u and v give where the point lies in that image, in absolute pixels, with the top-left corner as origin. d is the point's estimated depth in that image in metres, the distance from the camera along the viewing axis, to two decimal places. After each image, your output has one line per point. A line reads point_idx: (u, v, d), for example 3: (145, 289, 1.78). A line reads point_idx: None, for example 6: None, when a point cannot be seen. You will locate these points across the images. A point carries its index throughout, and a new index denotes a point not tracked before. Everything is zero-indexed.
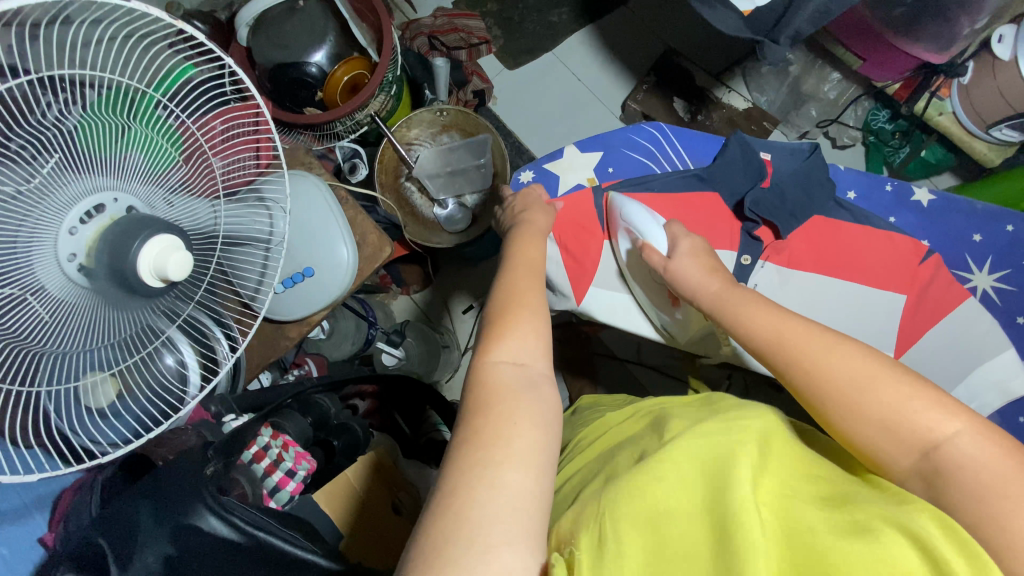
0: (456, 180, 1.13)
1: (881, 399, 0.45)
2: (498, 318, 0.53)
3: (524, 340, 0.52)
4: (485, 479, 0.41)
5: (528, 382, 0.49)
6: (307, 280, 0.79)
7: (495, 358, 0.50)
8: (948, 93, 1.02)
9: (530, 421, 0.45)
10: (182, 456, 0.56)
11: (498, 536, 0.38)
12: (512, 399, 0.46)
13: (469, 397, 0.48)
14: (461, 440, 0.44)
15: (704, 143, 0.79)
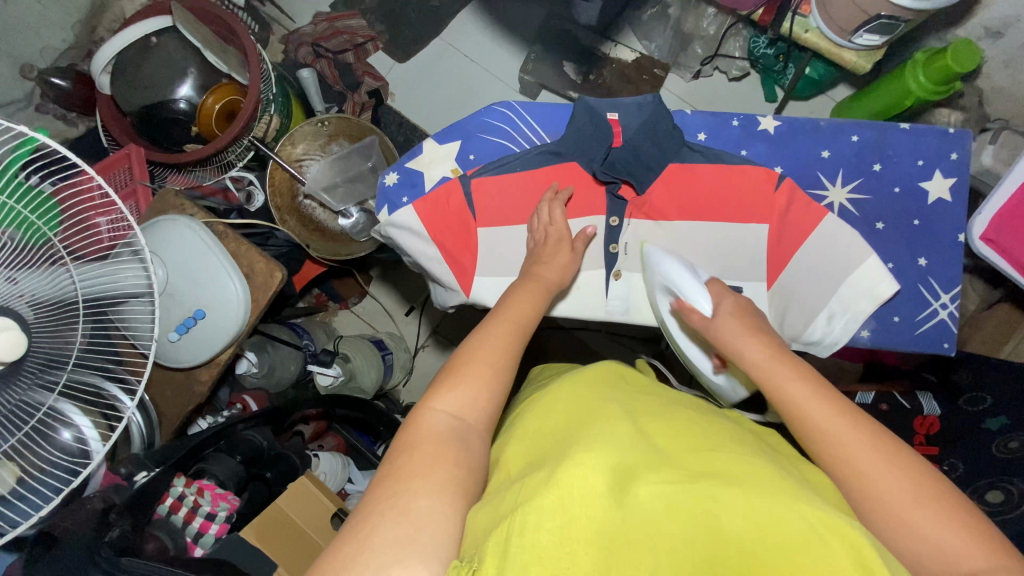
0: (356, 187, 1.09)
1: (880, 471, 0.48)
2: (450, 367, 0.54)
3: (468, 388, 0.52)
4: (396, 506, 0.43)
5: (463, 436, 0.49)
6: (200, 323, 0.78)
7: (437, 407, 0.50)
8: (809, 9, 1.04)
9: (454, 464, 0.46)
10: (80, 527, 0.56)
11: (391, 556, 0.39)
12: (441, 446, 0.47)
13: (403, 435, 0.49)
14: (383, 476, 0.46)
15: (557, 110, 0.80)
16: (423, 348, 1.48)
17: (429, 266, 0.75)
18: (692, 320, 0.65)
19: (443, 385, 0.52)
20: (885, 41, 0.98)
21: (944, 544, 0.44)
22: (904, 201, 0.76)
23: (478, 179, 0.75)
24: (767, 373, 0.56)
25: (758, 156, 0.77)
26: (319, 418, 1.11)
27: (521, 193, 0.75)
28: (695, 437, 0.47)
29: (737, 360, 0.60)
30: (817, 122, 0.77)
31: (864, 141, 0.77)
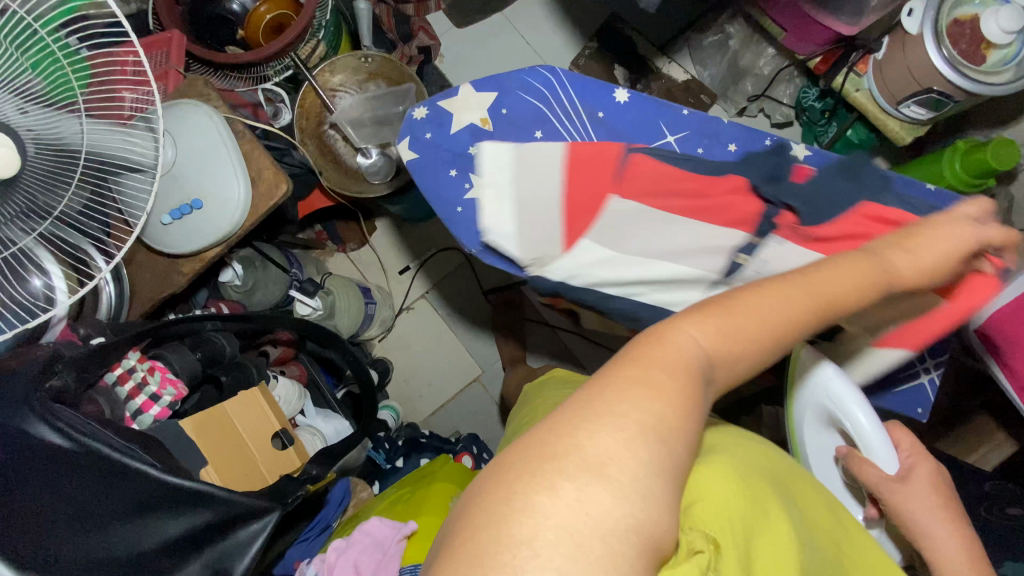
0: (383, 129, 1.10)
1: None
2: (722, 295, 0.43)
3: (719, 328, 0.41)
4: (581, 438, 0.36)
5: (695, 379, 0.39)
6: (196, 212, 0.78)
7: (690, 335, 0.40)
8: (865, 69, 1.03)
9: (682, 417, 0.38)
10: (27, 366, 0.55)
11: (580, 504, 0.33)
12: (672, 385, 0.38)
13: (643, 349, 0.40)
14: (593, 393, 0.38)
15: (598, 89, 0.80)
16: (408, 309, 1.49)
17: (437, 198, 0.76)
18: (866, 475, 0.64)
19: (705, 310, 0.42)
20: (931, 116, 0.98)
21: None
22: None
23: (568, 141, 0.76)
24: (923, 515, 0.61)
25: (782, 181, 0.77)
26: (288, 345, 1.11)
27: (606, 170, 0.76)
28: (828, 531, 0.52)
29: (927, 540, 0.60)
30: (845, 162, 0.76)
31: (885, 192, 0.76)
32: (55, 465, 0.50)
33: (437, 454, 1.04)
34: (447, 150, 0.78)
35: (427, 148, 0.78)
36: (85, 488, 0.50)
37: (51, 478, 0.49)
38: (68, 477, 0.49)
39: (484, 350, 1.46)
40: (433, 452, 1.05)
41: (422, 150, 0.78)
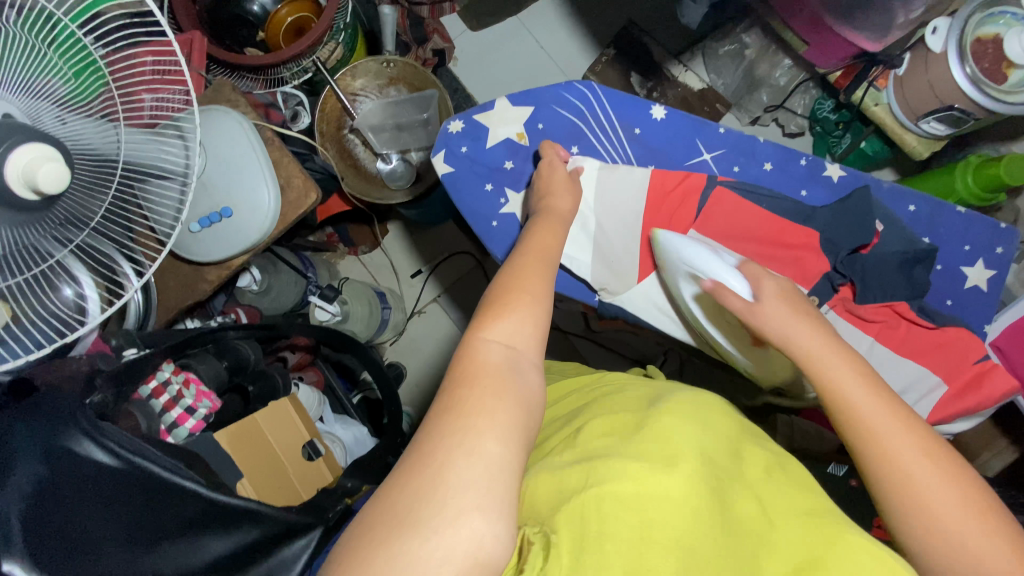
0: (402, 135, 1.10)
1: (946, 504, 0.47)
2: (496, 299, 0.57)
3: (517, 325, 0.55)
4: (462, 436, 0.45)
5: (516, 364, 0.52)
6: (225, 220, 0.77)
7: (487, 337, 0.53)
8: (885, 83, 1.05)
9: (511, 395, 0.49)
10: (66, 382, 0.55)
11: (467, 507, 0.41)
12: (497, 378, 0.50)
13: (462, 365, 0.51)
14: (440, 410, 0.48)
15: (633, 105, 0.81)
16: (419, 313, 1.49)
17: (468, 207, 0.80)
18: (731, 305, 0.63)
19: (491, 317, 0.55)
20: (950, 131, 1.00)
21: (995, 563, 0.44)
22: (943, 281, 0.77)
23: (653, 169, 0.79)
24: (837, 384, 0.54)
25: (814, 200, 0.79)
26: (305, 351, 1.11)
27: (684, 202, 0.77)
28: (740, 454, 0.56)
29: (841, 403, 0.53)
30: (880, 183, 0.77)
31: (919, 212, 0.77)
32: (99, 483, 0.49)
33: None
34: (482, 165, 0.81)
35: (462, 161, 0.80)
36: (135, 510, 0.49)
37: (100, 498, 0.48)
38: (112, 498, 0.48)
39: None
40: None
41: (456, 163, 0.81)
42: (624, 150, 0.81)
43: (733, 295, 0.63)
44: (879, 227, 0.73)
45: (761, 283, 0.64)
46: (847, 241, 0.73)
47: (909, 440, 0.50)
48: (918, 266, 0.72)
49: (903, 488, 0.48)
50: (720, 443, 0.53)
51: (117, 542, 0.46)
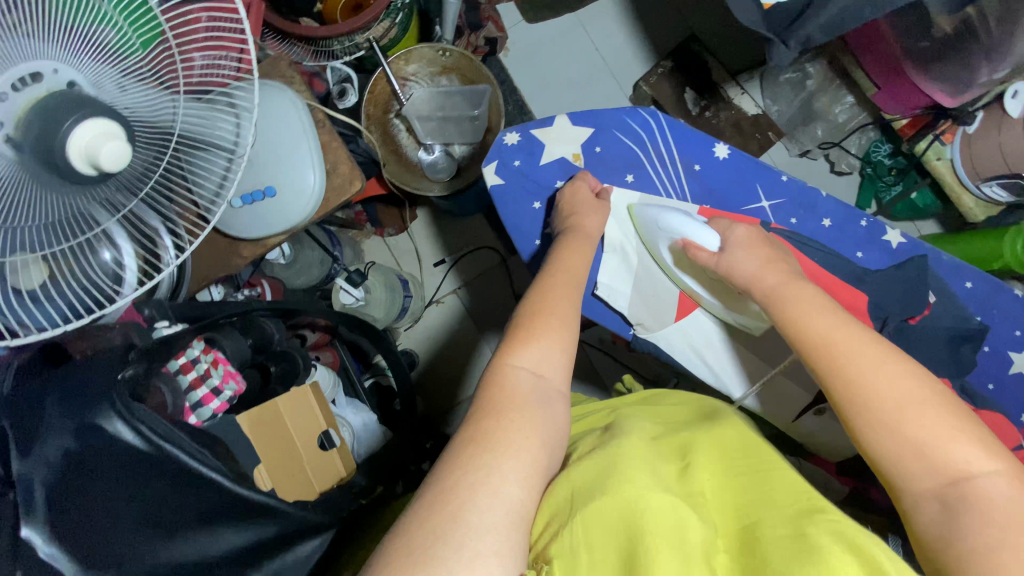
0: (448, 127, 1.08)
1: (922, 424, 0.49)
2: (523, 325, 0.60)
3: (545, 352, 0.58)
4: (483, 471, 0.47)
5: (540, 391, 0.55)
6: (269, 200, 0.76)
7: (515, 363, 0.56)
8: (950, 140, 1.02)
9: (532, 425, 0.52)
10: (102, 354, 0.54)
11: (486, 546, 0.42)
12: (521, 406, 0.53)
13: (488, 391, 0.54)
14: (467, 437, 0.50)
15: (697, 141, 0.79)
16: (437, 302, 1.48)
17: (512, 221, 0.79)
18: (701, 257, 0.70)
19: (518, 344, 0.58)
20: (1011, 201, 0.98)
21: (1001, 496, 0.45)
22: (989, 363, 0.74)
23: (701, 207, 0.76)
24: (800, 320, 0.59)
25: (870, 263, 0.75)
26: (325, 331, 1.10)
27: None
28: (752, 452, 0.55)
29: (804, 330, 0.59)
30: (940, 256, 0.75)
31: (975, 290, 0.75)
32: (129, 464, 0.49)
33: None
34: (533, 181, 0.80)
35: (513, 175, 0.79)
36: (160, 496, 0.49)
37: (124, 481, 0.48)
38: (137, 482, 0.48)
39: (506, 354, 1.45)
40: None
41: (507, 176, 0.80)
42: (681, 184, 0.79)
43: (703, 249, 0.70)
44: (931, 297, 0.71)
45: (735, 232, 0.71)
46: (897, 309, 0.69)
47: (867, 357, 0.54)
48: (965, 346, 0.68)
49: (895, 429, 0.49)
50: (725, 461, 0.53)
51: (136, 527, 0.47)
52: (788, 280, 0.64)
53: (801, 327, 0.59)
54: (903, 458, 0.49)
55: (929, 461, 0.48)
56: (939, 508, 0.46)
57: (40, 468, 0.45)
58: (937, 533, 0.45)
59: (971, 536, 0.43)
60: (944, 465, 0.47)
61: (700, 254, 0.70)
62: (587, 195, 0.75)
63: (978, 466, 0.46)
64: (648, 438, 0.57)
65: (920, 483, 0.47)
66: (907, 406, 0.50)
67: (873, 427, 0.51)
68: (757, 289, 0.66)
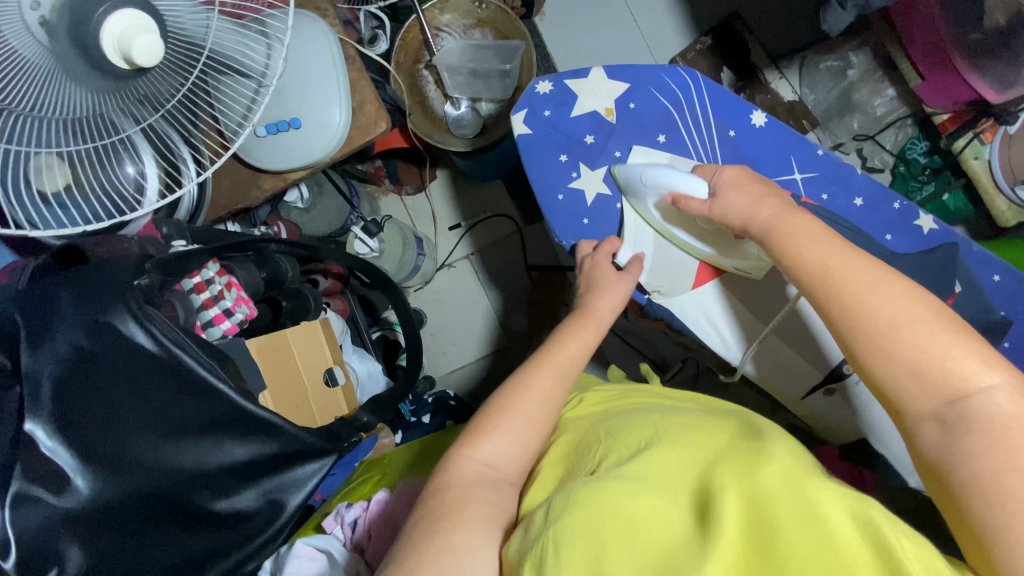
0: (476, 82, 1.06)
1: (914, 344, 0.47)
2: (483, 415, 0.59)
3: (503, 435, 0.57)
4: (438, 544, 0.47)
5: (495, 485, 0.54)
6: (293, 132, 0.75)
7: (474, 455, 0.55)
8: (990, 139, 0.99)
9: (490, 506, 0.51)
10: (119, 258, 0.55)
11: None
12: (477, 491, 0.52)
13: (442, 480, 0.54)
14: (425, 520, 0.50)
15: (733, 106, 0.79)
16: (449, 266, 1.47)
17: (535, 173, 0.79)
18: (692, 207, 0.68)
19: (473, 436, 0.57)
20: None
21: (1009, 411, 0.43)
22: (1010, 359, 0.71)
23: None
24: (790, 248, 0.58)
25: (899, 247, 0.74)
26: (337, 279, 1.10)
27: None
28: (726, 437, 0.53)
29: (792, 260, 0.58)
30: (970, 246, 0.73)
31: (1003, 284, 0.72)
32: (143, 363, 0.50)
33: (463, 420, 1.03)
34: (562, 133, 0.80)
35: (542, 124, 0.79)
36: (166, 400, 0.51)
37: (130, 382, 0.50)
38: (152, 379, 0.50)
39: (513, 323, 1.45)
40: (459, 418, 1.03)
41: (535, 126, 0.80)
42: (712, 149, 0.78)
43: (691, 199, 0.68)
44: (957, 287, 0.69)
45: (722, 174, 0.68)
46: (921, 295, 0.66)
47: (861, 279, 0.52)
48: (987, 337, 0.66)
49: (886, 352, 0.48)
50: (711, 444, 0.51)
51: (143, 431, 0.50)
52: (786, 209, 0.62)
53: (793, 262, 0.58)
54: (900, 380, 0.47)
55: (922, 379, 0.46)
56: (938, 427, 0.45)
57: (50, 362, 0.47)
58: (938, 454, 0.45)
59: (974, 459, 0.43)
60: (938, 384, 0.46)
61: (690, 204, 0.68)
62: (608, 271, 0.73)
63: (979, 380, 0.45)
64: (642, 429, 0.55)
65: (918, 403, 0.46)
66: (900, 324, 0.48)
67: (864, 356, 0.50)
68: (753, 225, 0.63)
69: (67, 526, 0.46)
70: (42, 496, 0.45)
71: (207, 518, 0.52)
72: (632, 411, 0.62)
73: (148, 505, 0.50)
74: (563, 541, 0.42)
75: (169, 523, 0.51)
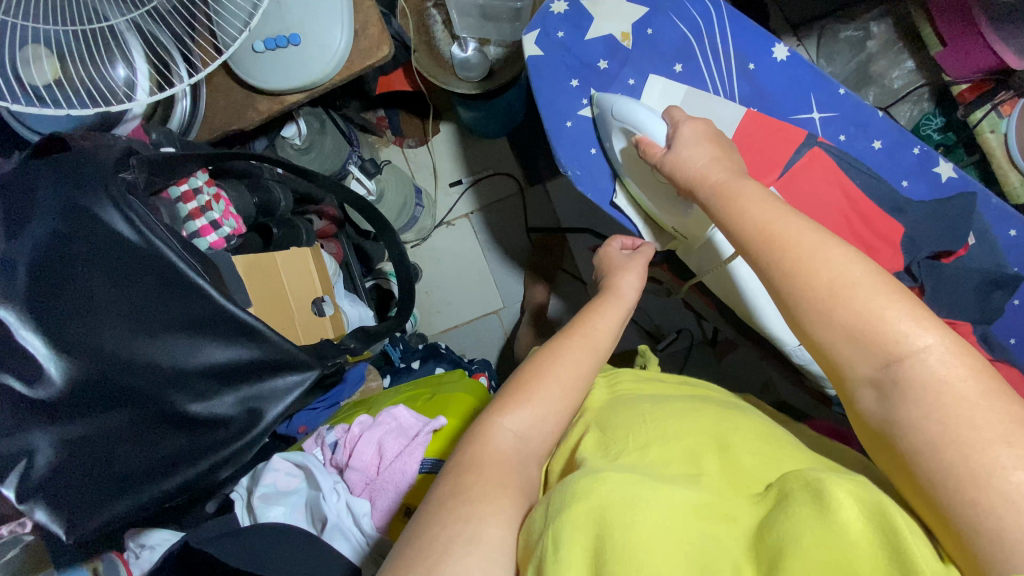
0: (487, 24, 1.02)
1: (880, 300, 0.40)
2: (516, 384, 0.52)
3: (533, 412, 0.49)
4: (467, 531, 0.40)
5: (526, 463, 0.47)
6: (293, 47, 0.73)
7: (503, 425, 0.48)
8: (1008, 111, 0.96)
9: (517, 490, 0.44)
10: (98, 150, 0.52)
11: None
12: (503, 470, 0.45)
13: (462, 453, 0.47)
14: (441, 496, 0.43)
15: (753, 37, 0.77)
16: (447, 224, 1.44)
17: (548, 100, 0.76)
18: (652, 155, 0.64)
19: (510, 401, 0.50)
20: None
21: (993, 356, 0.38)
22: (1014, 319, 0.71)
23: (748, 110, 0.74)
24: (738, 211, 0.50)
25: (913, 194, 0.75)
26: (332, 221, 1.08)
27: (776, 148, 0.72)
28: (744, 426, 0.48)
29: (733, 216, 0.50)
30: (988, 198, 0.72)
31: (1019, 240, 0.72)
32: (122, 252, 0.49)
33: (454, 368, 1.02)
34: (574, 58, 0.77)
35: (554, 47, 0.77)
36: (148, 297, 0.49)
37: (107, 271, 0.48)
38: (123, 268, 0.49)
39: (508, 286, 1.42)
40: (449, 365, 1.02)
41: (547, 48, 0.77)
42: (731, 83, 0.77)
43: (653, 145, 0.64)
44: (969, 240, 0.69)
45: (680, 125, 0.63)
46: (930, 244, 0.67)
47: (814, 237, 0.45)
48: (992, 295, 0.66)
49: (827, 318, 0.42)
50: (732, 433, 0.46)
51: (116, 321, 0.48)
52: (732, 180, 0.54)
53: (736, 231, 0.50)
54: (838, 346, 0.41)
55: (864, 347, 0.40)
56: (875, 394, 0.40)
57: (28, 248, 0.47)
58: (880, 422, 0.39)
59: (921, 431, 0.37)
60: (876, 346, 0.39)
61: (650, 149, 0.64)
62: (616, 254, 0.70)
63: (914, 341, 0.39)
64: (631, 420, 0.48)
65: (855, 368, 0.41)
66: (878, 274, 0.42)
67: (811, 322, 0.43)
68: (698, 191, 0.56)
69: (43, 427, 0.46)
70: (13, 390, 0.46)
71: (186, 422, 0.51)
72: (619, 400, 0.55)
73: (123, 414, 0.49)
74: (557, 538, 0.35)
75: (147, 431, 0.50)
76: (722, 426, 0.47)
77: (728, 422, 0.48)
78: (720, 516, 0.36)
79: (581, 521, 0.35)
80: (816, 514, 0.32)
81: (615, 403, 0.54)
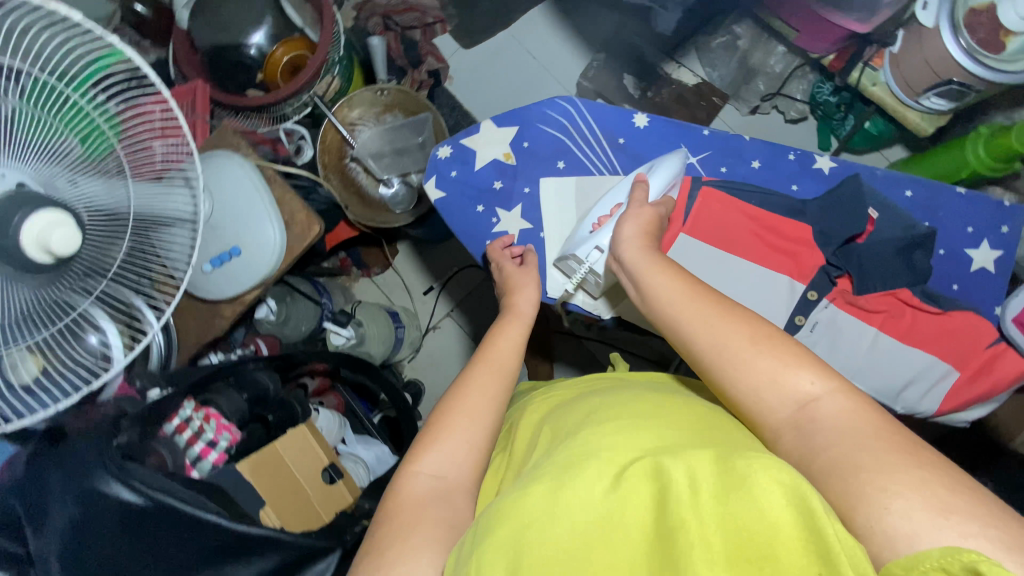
0: (401, 159, 1.13)
1: (771, 354, 0.47)
2: (430, 425, 0.55)
3: (450, 451, 0.52)
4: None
5: (444, 497, 0.49)
6: (235, 259, 0.81)
7: (418, 470, 0.51)
8: (881, 63, 1.05)
9: (434, 523, 0.47)
10: (93, 428, 0.58)
11: None
12: (423, 509, 0.48)
13: (386, 505, 0.50)
14: (368, 551, 0.46)
15: (613, 114, 0.86)
16: (434, 328, 1.50)
17: (464, 229, 0.84)
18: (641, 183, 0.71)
19: (422, 445, 0.53)
20: (951, 106, 1.01)
21: None
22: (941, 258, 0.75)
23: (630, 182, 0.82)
24: (649, 281, 0.58)
25: (806, 191, 0.82)
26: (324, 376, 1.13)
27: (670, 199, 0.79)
28: (658, 407, 0.50)
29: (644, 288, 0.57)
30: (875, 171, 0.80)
31: (916, 198, 0.82)
32: (131, 522, 0.53)
33: None
34: (472, 186, 0.85)
35: (453, 185, 0.85)
36: (165, 544, 0.54)
37: (124, 542, 0.52)
38: (140, 531, 0.53)
39: None
40: None
41: (447, 187, 0.85)
42: (611, 160, 0.85)
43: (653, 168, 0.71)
44: (873, 213, 0.76)
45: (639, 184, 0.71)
46: (843, 231, 0.73)
47: (709, 304, 0.53)
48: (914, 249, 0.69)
49: (740, 366, 0.47)
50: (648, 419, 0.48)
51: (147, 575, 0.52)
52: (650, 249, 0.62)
53: (654, 296, 0.56)
54: (747, 392, 0.47)
55: (771, 392, 0.46)
56: (793, 432, 0.44)
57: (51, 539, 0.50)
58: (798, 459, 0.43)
59: (827, 450, 0.41)
60: (781, 391, 0.45)
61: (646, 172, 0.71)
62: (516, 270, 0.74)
63: (810, 387, 0.45)
64: (562, 433, 0.50)
65: (774, 412, 0.45)
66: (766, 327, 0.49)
67: (722, 378, 0.48)
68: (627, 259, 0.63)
69: None
70: None
71: None
72: (554, 411, 0.57)
73: None
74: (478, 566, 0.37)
75: None
76: (643, 414, 0.49)
77: (655, 410, 0.50)
78: (634, 498, 0.37)
79: (499, 545, 0.38)
80: (733, 491, 0.33)
81: (551, 418, 0.57)
